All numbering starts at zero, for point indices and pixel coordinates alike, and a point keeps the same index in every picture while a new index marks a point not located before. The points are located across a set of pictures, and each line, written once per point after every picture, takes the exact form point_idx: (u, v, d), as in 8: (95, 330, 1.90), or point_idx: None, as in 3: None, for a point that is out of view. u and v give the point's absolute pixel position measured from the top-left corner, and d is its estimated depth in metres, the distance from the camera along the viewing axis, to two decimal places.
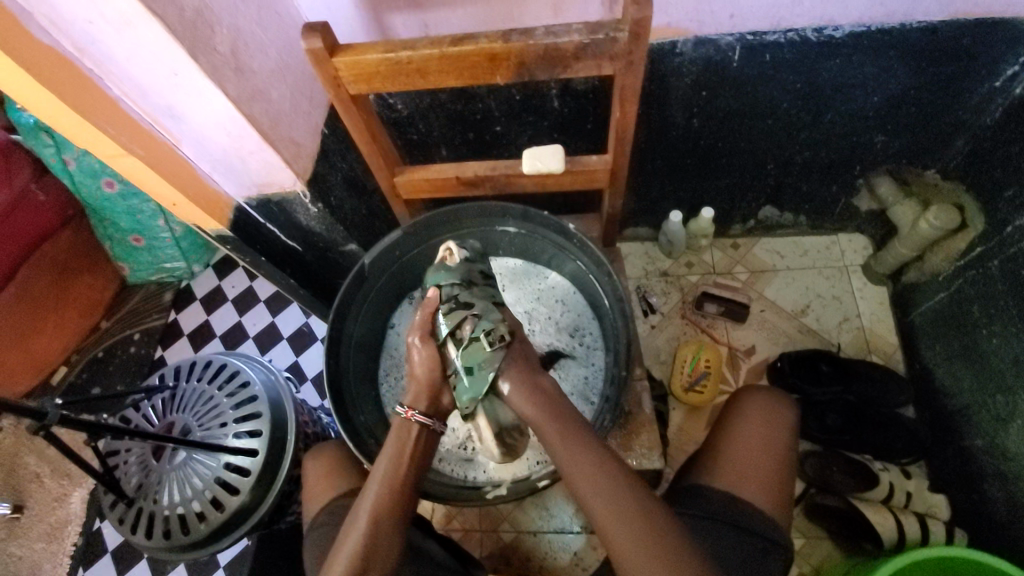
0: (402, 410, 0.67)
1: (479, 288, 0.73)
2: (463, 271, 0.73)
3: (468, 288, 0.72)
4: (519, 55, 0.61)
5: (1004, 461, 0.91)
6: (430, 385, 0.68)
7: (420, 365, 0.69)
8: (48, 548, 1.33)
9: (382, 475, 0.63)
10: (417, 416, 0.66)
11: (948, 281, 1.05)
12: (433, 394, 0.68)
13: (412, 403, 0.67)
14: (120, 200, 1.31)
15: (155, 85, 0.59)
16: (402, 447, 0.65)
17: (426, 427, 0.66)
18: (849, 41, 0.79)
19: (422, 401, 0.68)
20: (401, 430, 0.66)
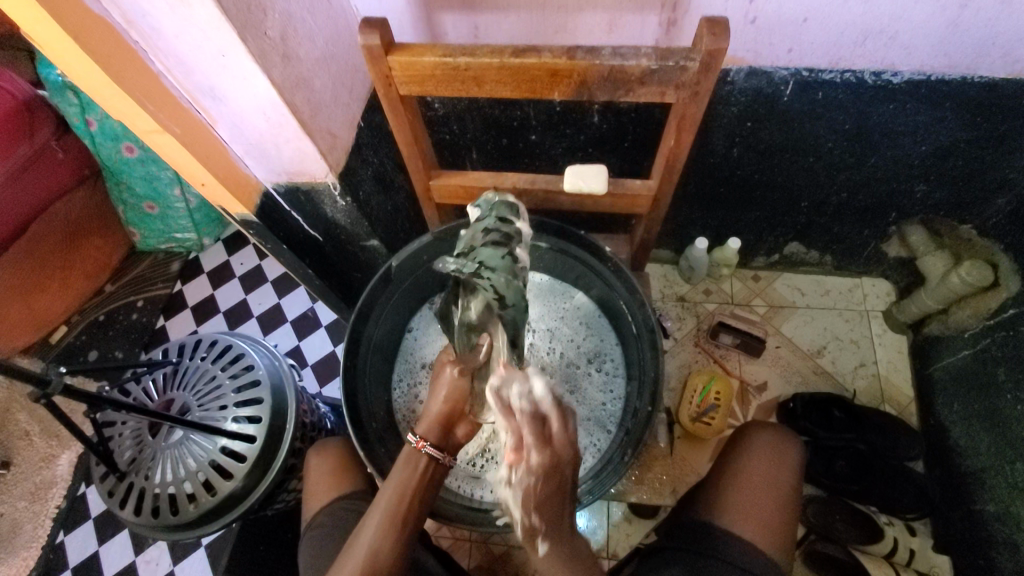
0: (412, 439, 0.63)
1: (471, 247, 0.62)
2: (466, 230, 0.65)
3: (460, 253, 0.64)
4: (582, 73, 0.59)
5: (1018, 531, 0.90)
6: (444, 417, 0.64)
7: (442, 397, 0.65)
8: (30, 508, 1.31)
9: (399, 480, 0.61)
10: (427, 448, 0.63)
11: (974, 339, 1.03)
12: (446, 424, 0.65)
13: (423, 434, 0.63)
14: (139, 166, 1.29)
15: (199, 63, 0.57)
16: (405, 484, 0.61)
17: (436, 460, 0.63)
18: (906, 87, 0.77)
19: (435, 430, 0.64)
20: (409, 461, 0.62)
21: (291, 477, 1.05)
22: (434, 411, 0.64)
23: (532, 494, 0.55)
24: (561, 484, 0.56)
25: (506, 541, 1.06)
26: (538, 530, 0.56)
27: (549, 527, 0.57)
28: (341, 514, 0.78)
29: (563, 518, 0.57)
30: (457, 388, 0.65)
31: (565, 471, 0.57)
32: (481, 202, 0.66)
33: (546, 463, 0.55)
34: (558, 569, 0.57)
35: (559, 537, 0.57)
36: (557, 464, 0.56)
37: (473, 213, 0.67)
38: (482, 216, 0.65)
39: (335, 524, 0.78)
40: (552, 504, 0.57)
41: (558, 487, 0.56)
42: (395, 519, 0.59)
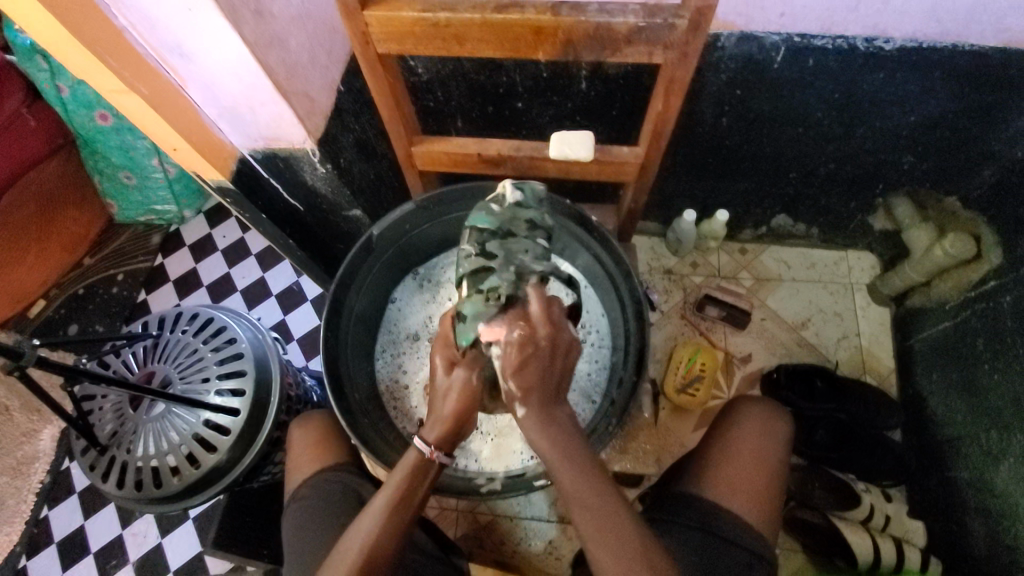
0: (424, 447, 0.60)
1: (518, 239, 0.66)
2: (508, 216, 0.67)
3: (503, 241, 0.66)
4: (567, 32, 0.57)
5: (989, 496, 0.92)
6: (452, 420, 0.61)
7: (449, 398, 0.62)
8: (13, 483, 1.30)
9: (398, 478, 0.59)
10: (440, 457, 0.60)
11: (955, 311, 1.04)
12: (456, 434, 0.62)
13: (435, 445, 0.60)
14: (114, 134, 1.24)
15: (165, 18, 0.54)
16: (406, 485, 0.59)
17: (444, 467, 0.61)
18: (898, 55, 0.76)
19: (448, 442, 0.61)
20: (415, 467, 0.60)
21: (276, 450, 1.04)
22: (446, 417, 0.61)
23: (509, 358, 0.58)
24: (537, 356, 0.58)
25: (493, 511, 1.07)
26: (517, 396, 0.57)
27: (528, 392, 0.57)
28: (326, 486, 0.78)
29: (542, 378, 0.58)
30: (464, 391, 0.62)
31: (541, 338, 0.58)
32: (525, 187, 0.68)
33: (521, 335, 0.58)
34: (540, 434, 0.57)
35: (542, 403, 0.57)
36: (533, 337, 0.59)
37: (513, 193, 0.67)
38: (525, 204, 0.67)
39: (318, 498, 0.77)
40: (532, 375, 0.57)
41: (534, 357, 0.58)
42: (396, 517, 0.57)
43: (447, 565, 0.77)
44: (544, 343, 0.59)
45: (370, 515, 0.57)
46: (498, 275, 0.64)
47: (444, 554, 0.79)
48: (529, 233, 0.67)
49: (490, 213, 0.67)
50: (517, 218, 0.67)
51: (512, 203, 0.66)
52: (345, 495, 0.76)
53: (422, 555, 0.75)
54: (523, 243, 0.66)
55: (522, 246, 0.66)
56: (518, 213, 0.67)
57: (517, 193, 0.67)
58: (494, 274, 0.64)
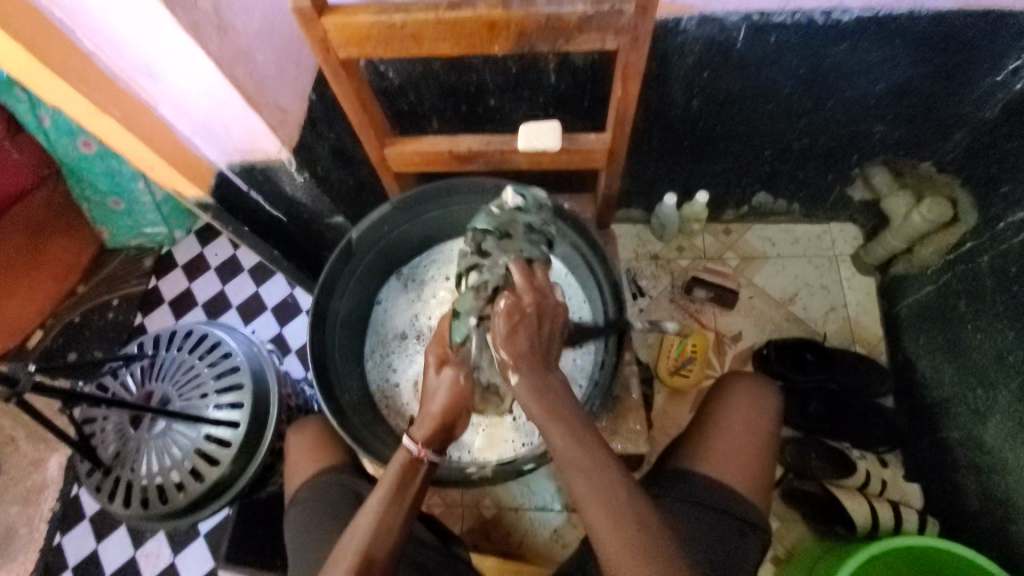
0: (411, 446, 0.64)
1: (515, 241, 0.67)
2: (505, 219, 0.67)
3: (500, 240, 0.67)
4: (520, 24, 0.59)
5: (980, 453, 0.94)
6: (443, 419, 0.66)
7: (442, 398, 0.65)
8: (24, 513, 1.31)
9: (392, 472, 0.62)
10: (429, 456, 0.64)
11: (936, 275, 1.05)
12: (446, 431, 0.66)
13: (424, 442, 0.64)
14: (98, 161, 1.26)
15: (130, 39, 0.56)
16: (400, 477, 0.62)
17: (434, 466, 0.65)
18: (856, 26, 0.77)
19: (436, 441, 0.65)
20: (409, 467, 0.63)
21: (279, 460, 1.05)
22: (436, 416, 0.65)
23: (498, 328, 0.60)
24: (526, 322, 0.60)
25: (497, 504, 1.09)
26: (510, 363, 0.59)
27: (521, 358, 0.59)
28: (325, 488, 0.80)
29: (534, 352, 0.60)
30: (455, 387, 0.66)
31: (530, 307, 0.61)
32: (527, 193, 0.69)
33: (510, 303, 0.60)
34: (530, 398, 0.58)
35: (531, 359, 0.59)
36: (523, 301, 0.61)
37: (515, 198, 0.68)
38: (524, 210, 0.68)
39: (320, 499, 0.78)
40: (526, 335, 0.60)
41: (522, 324, 0.60)
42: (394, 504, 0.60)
43: (450, 557, 0.79)
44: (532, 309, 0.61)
45: (368, 507, 0.59)
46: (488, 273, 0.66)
47: (446, 547, 0.81)
48: (527, 237, 0.67)
49: (488, 215, 0.68)
50: (517, 223, 0.67)
51: (511, 206, 0.67)
52: (346, 497, 0.78)
53: (425, 549, 0.77)
54: (520, 245, 0.66)
55: (518, 249, 0.66)
56: (518, 217, 0.67)
57: (519, 199, 0.68)
58: (484, 272, 0.67)
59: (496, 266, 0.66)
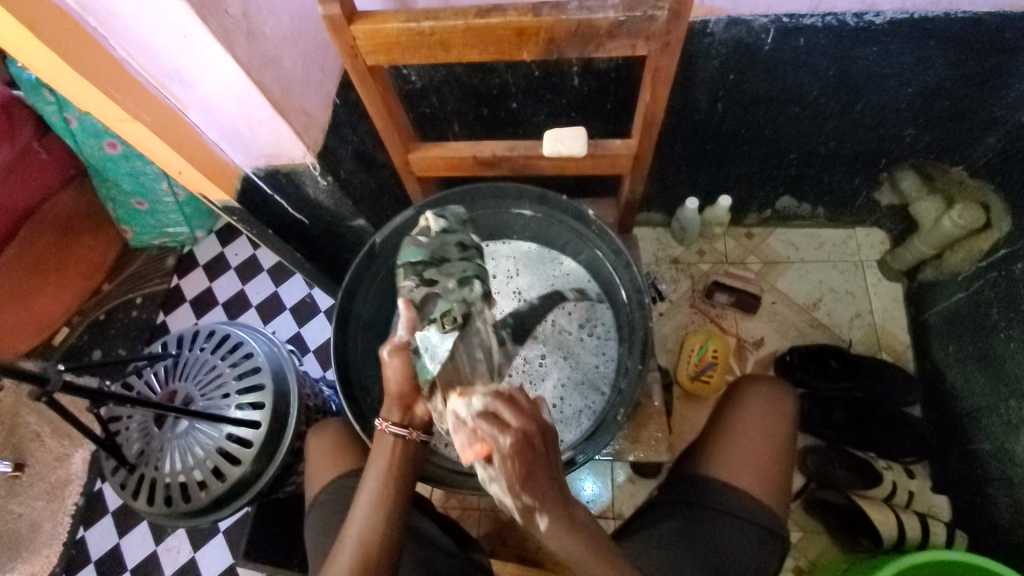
0: (377, 422, 0.63)
1: (453, 263, 0.65)
2: (437, 243, 0.66)
3: (437, 267, 0.65)
4: (550, 30, 0.58)
5: (1012, 466, 0.92)
6: (400, 395, 0.62)
7: (394, 379, 0.61)
8: (48, 507, 1.33)
9: (377, 470, 0.62)
10: (392, 428, 0.62)
11: (968, 282, 1.03)
12: (405, 405, 0.63)
13: (386, 415, 0.62)
14: (123, 162, 1.28)
15: (163, 48, 0.56)
16: (387, 473, 0.62)
17: (402, 438, 0.62)
18: (889, 28, 0.75)
19: (396, 412, 0.63)
20: (379, 444, 0.63)
21: (298, 460, 1.06)
22: (391, 390, 0.62)
23: (511, 478, 0.49)
24: (535, 457, 0.50)
25: None
26: (533, 508, 0.49)
27: (543, 499, 0.50)
28: (344, 490, 0.80)
29: (553, 482, 0.50)
30: (404, 366, 0.61)
31: (537, 444, 0.50)
32: (446, 214, 0.68)
33: (515, 442, 0.49)
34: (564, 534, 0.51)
35: (558, 509, 0.50)
36: (527, 439, 0.50)
37: (436, 221, 0.67)
38: (449, 228, 0.67)
39: (341, 502, 0.79)
40: (541, 481, 0.50)
41: (534, 464, 0.49)
42: (383, 501, 0.61)
43: (468, 562, 0.79)
44: (539, 441, 0.50)
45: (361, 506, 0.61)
46: (449, 301, 0.63)
47: (465, 553, 0.81)
48: (459, 254, 0.66)
49: (417, 245, 0.65)
50: (446, 244, 0.66)
51: (438, 230, 0.66)
52: None
53: (444, 554, 0.77)
54: (458, 264, 0.66)
55: (459, 268, 0.65)
56: (446, 238, 0.67)
57: (440, 222, 0.67)
58: (441, 299, 0.63)
59: (450, 293, 0.63)
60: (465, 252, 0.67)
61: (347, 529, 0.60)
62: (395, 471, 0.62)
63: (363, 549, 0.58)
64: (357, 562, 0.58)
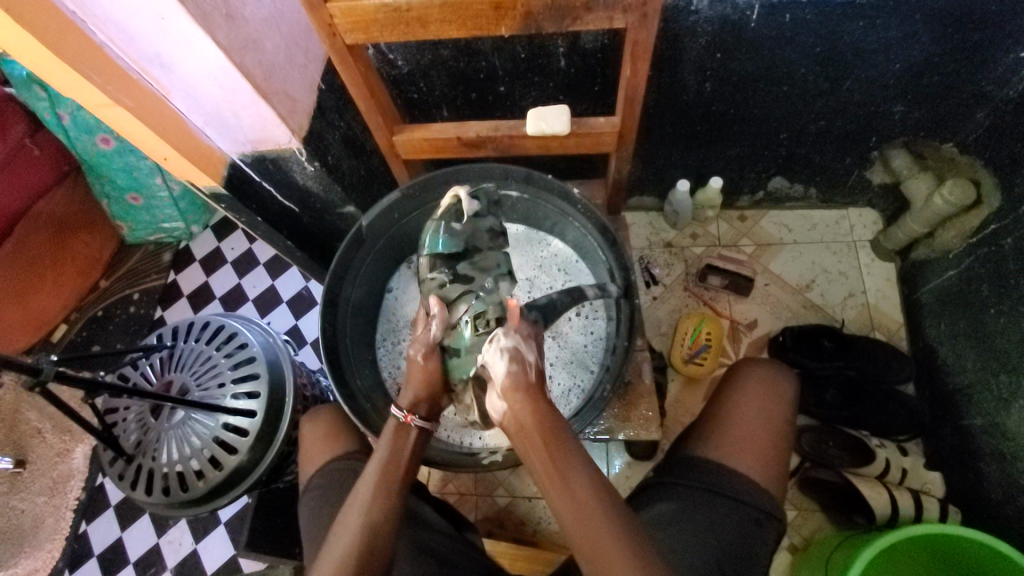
0: (399, 415, 0.67)
1: (484, 252, 0.73)
2: (469, 231, 0.72)
3: (472, 260, 0.72)
4: (527, 4, 0.58)
5: (1003, 440, 0.92)
6: (429, 390, 0.69)
7: (422, 372, 0.70)
8: (50, 502, 1.34)
9: (389, 445, 0.65)
10: (417, 420, 0.67)
11: (959, 259, 1.03)
12: (433, 395, 0.70)
13: (410, 409, 0.67)
14: (117, 157, 1.28)
15: (139, 28, 0.56)
16: (396, 446, 0.65)
17: (425, 431, 0.67)
18: (874, 2, 0.75)
19: (422, 405, 0.68)
20: (397, 434, 0.66)
21: (295, 449, 1.07)
22: (420, 383, 0.69)
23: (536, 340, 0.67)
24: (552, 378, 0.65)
25: (510, 492, 1.09)
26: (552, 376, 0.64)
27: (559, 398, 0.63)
28: (337, 474, 0.81)
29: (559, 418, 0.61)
30: (436, 364, 0.70)
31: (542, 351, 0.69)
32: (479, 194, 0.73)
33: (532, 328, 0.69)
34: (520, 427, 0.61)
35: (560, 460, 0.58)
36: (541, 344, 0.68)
37: (472, 204, 0.72)
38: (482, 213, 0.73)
39: (331, 486, 0.80)
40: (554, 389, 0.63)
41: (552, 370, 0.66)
42: (390, 471, 0.63)
43: (464, 543, 0.79)
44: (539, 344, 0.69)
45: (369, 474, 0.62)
46: (483, 302, 0.70)
47: (460, 534, 0.81)
48: (490, 241, 0.74)
49: (452, 234, 0.72)
50: (478, 231, 0.73)
51: (471, 216, 0.72)
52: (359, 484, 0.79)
53: (439, 536, 0.77)
54: (489, 257, 0.73)
55: (490, 262, 0.73)
56: (476, 225, 0.73)
57: (473, 203, 0.73)
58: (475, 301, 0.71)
59: (485, 293, 0.71)
60: (493, 241, 0.74)
61: (356, 500, 0.60)
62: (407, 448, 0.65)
63: (373, 514, 0.59)
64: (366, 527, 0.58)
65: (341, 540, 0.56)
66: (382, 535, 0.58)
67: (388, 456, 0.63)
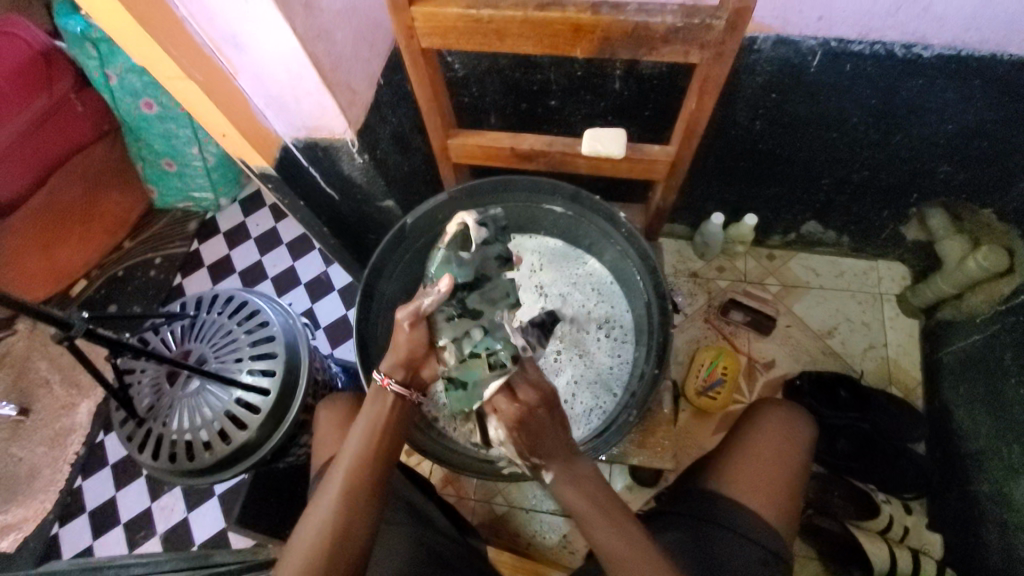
0: (377, 377, 0.62)
1: (496, 282, 0.64)
2: (477, 259, 0.63)
3: (480, 290, 0.63)
4: (606, 29, 0.59)
5: (1008, 511, 0.91)
6: (410, 357, 0.62)
7: (404, 344, 0.61)
8: (50, 453, 1.36)
9: (365, 420, 0.61)
10: (393, 386, 0.62)
11: (985, 324, 1.02)
12: (412, 365, 0.62)
13: (388, 372, 0.62)
14: (158, 122, 1.30)
15: (221, 9, 0.58)
16: (374, 420, 0.61)
17: (403, 398, 0.62)
18: (935, 63, 0.75)
19: (400, 371, 0.62)
20: (375, 400, 0.62)
21: (302, 431, 1.07)
22: (400, 351, 0.62)
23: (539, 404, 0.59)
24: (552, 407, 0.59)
25: (509, 501, 1.09)
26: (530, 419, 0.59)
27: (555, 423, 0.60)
28: None
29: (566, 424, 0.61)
30: (420, 335, 0.61)
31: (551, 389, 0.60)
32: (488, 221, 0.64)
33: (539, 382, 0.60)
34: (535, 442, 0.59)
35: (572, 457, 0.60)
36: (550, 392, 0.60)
37: (479, 230, 0.63)
38: (491, 240, 0.64)
39: None
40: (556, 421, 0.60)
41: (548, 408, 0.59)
42: (368, 446, 0.60)
43: (463, 546, 0.79)
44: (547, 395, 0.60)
45: (348, 447, 0.60)
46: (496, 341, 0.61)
47: (461, 537, 0.82)
48: (501, 269, 0.64)
49: (459, 261, 0.62)
50: (485, 258, 0.63)
51: (480, 244, 0.62)
52: None
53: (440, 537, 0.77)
54: (500, 287, 0.64)
55: (500, 291, 0.64)
56: (486, 251, 0.63)
57: (480, 230, 0.63)
58: (484, 336, 0.61)
59: (494, 329, 0.62)
60: (504, 268, 0.64)
61: (332, 478, 0.59)
62: (385, 423, 0.61)
63: (348, 494, 0.58)
64: (341, 504, 0.58)
65: (312, 523, 0.57)
66: (355, 523, 0.57)
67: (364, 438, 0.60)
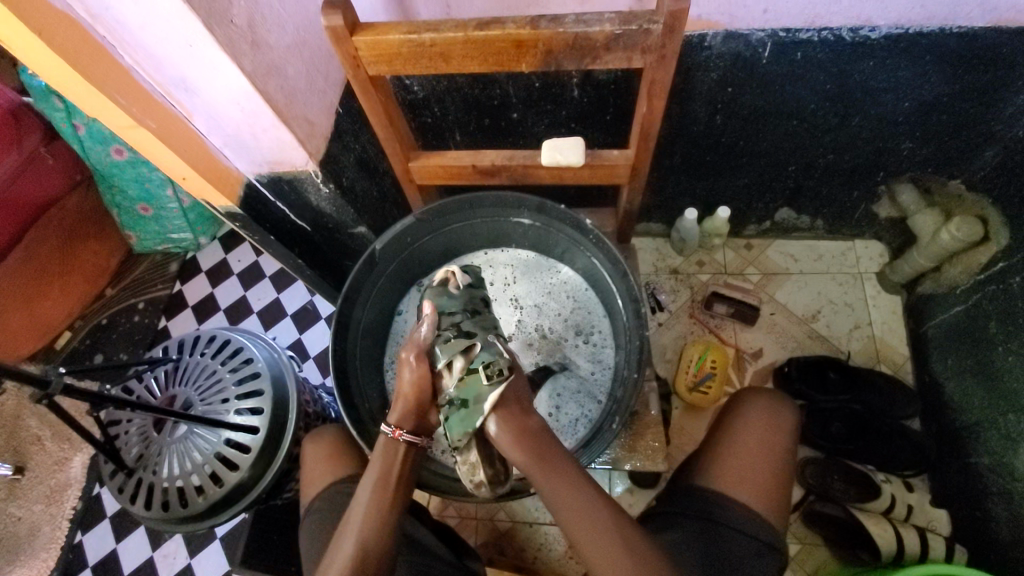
0: (387, 430, 0.68)
1: (486, 315, 0.72)
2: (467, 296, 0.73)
3: (474, 318, 0.71)
4: (548, 43, 0.59)
5: (1010, 480, 0.91)
6: (417, 403, 0.68)
7: (410, 383, 0.68)
8: (47, 510, 1.33)
9: (377, 467, 0.65)
10: (405, 435, 0.67)
11: (966, 295, 1.03)
12: (420, 412, 0.68)
13: (398, 423, 0.67)
14: (129, 167, 1.29)
15: (167, 55, 0.58)
16: (386, 469, 0.65)
17: (414, 445, 0.68)
18: (885, 42, 0.76)
19: (410, 420, 0.68)
20: (388, 450, 0.67)
21: (295, 466, 1.06)
22: (408, 398, 0.68)
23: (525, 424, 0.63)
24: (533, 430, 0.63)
25: (511, 517, 1.08)
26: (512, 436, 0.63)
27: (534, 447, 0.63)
28: (339, 496, 0.81)
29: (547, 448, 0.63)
30: (423, 373, 0.68)
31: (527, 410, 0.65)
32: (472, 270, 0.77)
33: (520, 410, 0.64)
34: (512, 440, 0.62)
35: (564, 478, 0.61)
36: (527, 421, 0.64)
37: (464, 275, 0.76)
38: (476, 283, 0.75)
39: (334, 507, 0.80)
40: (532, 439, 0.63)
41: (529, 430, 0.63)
42: (380, 493, 0.64)
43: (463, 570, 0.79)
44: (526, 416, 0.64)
45: (361, 498, 0.64)
46: (489, 353, 0.66)
47: (460, 561, 0.81)
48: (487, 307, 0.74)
49: (452, 298, 0.72)
50: (474, 297, 0.74)
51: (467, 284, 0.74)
52: None
53: (440, 563, 0.76)
54: (491, 318, 0.72)
55: (492, 322, 0.72)
56: (473, 292, 0.75)
57: (466, 277, 0.76)
58: (481, 353, 0.67)
59: (484, 346, 0.68)
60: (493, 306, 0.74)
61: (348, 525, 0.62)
62: (394, 472, 0.65)
63: (364, 542, 0.60)
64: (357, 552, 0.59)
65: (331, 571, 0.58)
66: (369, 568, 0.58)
67: (377, 487, 0.64)
